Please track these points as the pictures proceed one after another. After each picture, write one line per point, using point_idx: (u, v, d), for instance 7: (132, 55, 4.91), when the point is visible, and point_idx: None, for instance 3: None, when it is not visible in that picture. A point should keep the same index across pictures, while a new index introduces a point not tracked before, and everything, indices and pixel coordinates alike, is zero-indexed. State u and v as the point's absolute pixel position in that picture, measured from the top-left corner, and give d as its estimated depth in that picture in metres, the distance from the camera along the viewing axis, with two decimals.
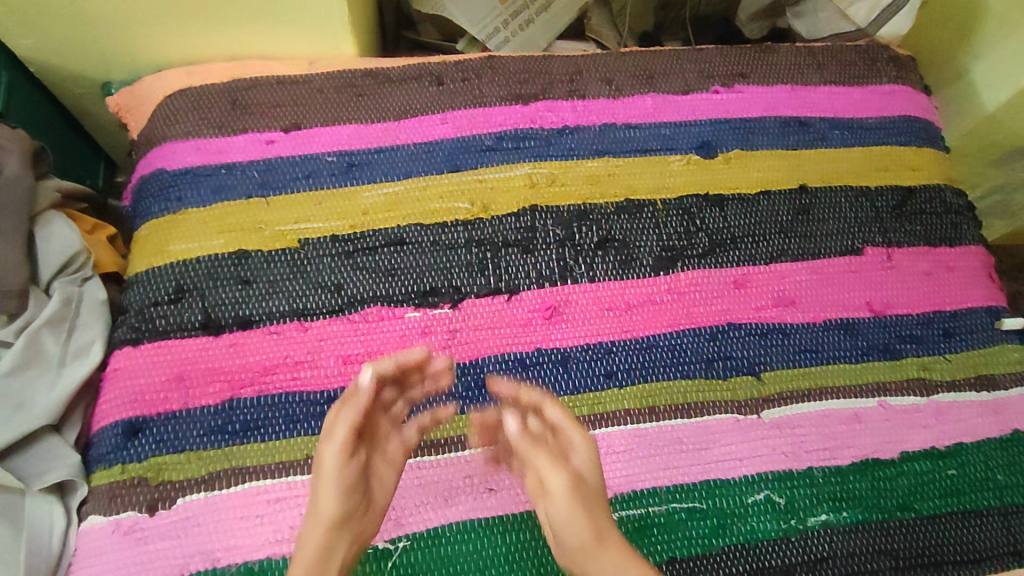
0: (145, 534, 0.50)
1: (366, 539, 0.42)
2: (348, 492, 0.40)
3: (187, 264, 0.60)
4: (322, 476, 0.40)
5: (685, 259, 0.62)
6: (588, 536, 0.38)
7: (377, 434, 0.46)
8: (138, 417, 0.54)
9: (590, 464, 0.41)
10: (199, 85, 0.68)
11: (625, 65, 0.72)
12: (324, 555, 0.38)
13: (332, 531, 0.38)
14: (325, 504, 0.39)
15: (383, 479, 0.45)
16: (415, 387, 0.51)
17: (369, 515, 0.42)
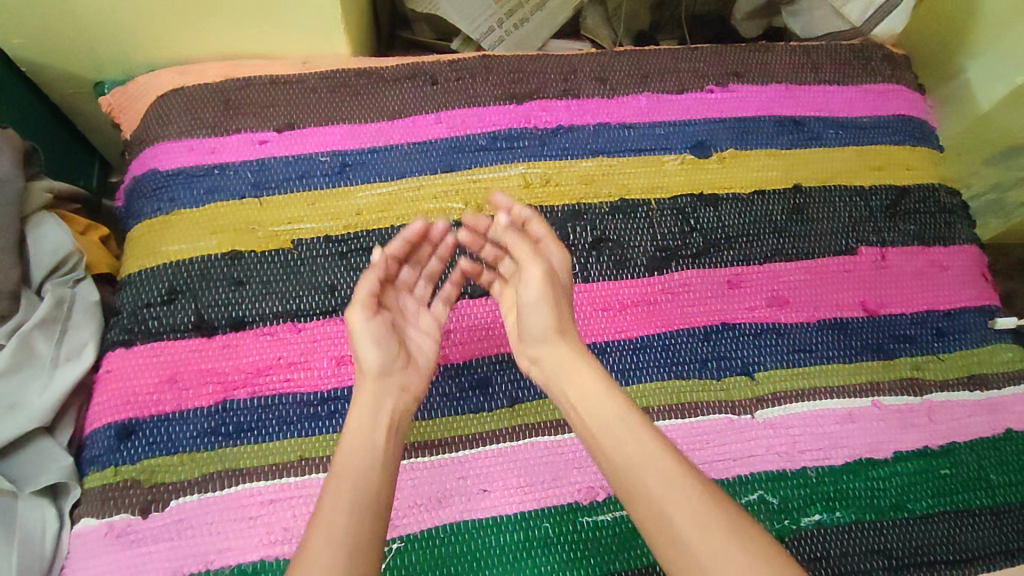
0: (138, 537, 0.50)
1: (417, 391, 0.51)
2: (382, 344, 0.50)
3: (180, 265, 0.59)
4: (357, 335, 0.50)
5: (679, 259, 0.62)
6: (546, 322, 0.51)
7: (403, 309, 0.55)
8: (131, 419, 0.53)
9: (563, 264, 0.54)
10: (193, 85, 0.68)
11: (619, 64, 0.72)
12: (377, 395, 0.48)
13: (377, 377, 0.49)
14: (367, 358, 0.49)
15: (420, 341, 0.54)
16: (430, 263, 0.58)
17: (413, 367, 0.52)
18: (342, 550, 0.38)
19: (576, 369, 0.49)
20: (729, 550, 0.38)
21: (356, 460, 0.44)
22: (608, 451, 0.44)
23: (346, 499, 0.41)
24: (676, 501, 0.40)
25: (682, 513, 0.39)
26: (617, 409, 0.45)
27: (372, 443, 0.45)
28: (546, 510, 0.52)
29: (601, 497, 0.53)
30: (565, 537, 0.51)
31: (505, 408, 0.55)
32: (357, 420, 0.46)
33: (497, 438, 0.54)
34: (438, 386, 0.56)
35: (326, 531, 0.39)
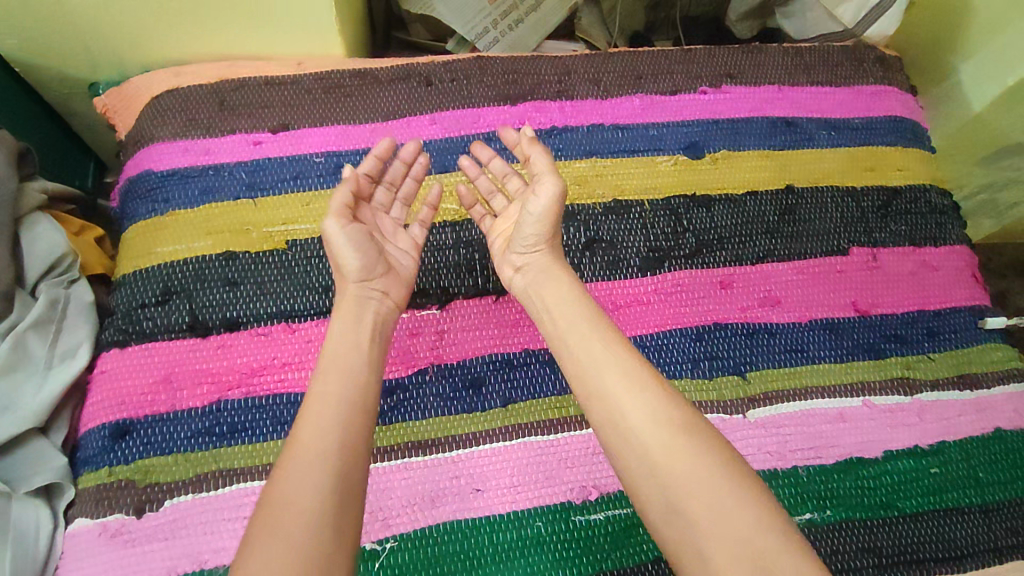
0: (131, 537, 0.50)
1: (397, 299, 0.54)
2: (360, 249, 0.52)
3: (175, 266, 0.60)
4: (336, 242, 0.51)
5: (672, 260, 0.63)
6: (538, 235, 0.54)
7: (381, 226, 0.57)
8: (126, 419, 0.54)
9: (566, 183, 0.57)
10: (187, 85, 0.68)
11: (613, 65, 0.72)
12: (359, 301, 0.51)
13: (358, 282, 0.52)
14: (348, 263, 0.51)
15: (398, 257, 0.56)
16: (405, 185, 0.60)
17: (394, 276, 0.54)
18: (331, 436, 0.41)
19: (554, 276, 0.53)
20: (686, 446, 0.41)
21: (342, 360, 0.46)
22: (578, 353, 0.47)
23: (332, 393, 0.44)
24: (640, 402, 0.43)
25: (645, 413, 0.43)
26: (588, 317, 0.49)
27: (355, 344, 0.48)
28: (539, 509, 0.52)
29: (593, 497, 0.53)
30: (557, 536, 0.51)
31: (499, 408, 0.55)
32: (339, 324, 0.49)
33: (490, 438, 0.54)
34: (432, 386, 0.56)
35: (314, 420, 0.42)
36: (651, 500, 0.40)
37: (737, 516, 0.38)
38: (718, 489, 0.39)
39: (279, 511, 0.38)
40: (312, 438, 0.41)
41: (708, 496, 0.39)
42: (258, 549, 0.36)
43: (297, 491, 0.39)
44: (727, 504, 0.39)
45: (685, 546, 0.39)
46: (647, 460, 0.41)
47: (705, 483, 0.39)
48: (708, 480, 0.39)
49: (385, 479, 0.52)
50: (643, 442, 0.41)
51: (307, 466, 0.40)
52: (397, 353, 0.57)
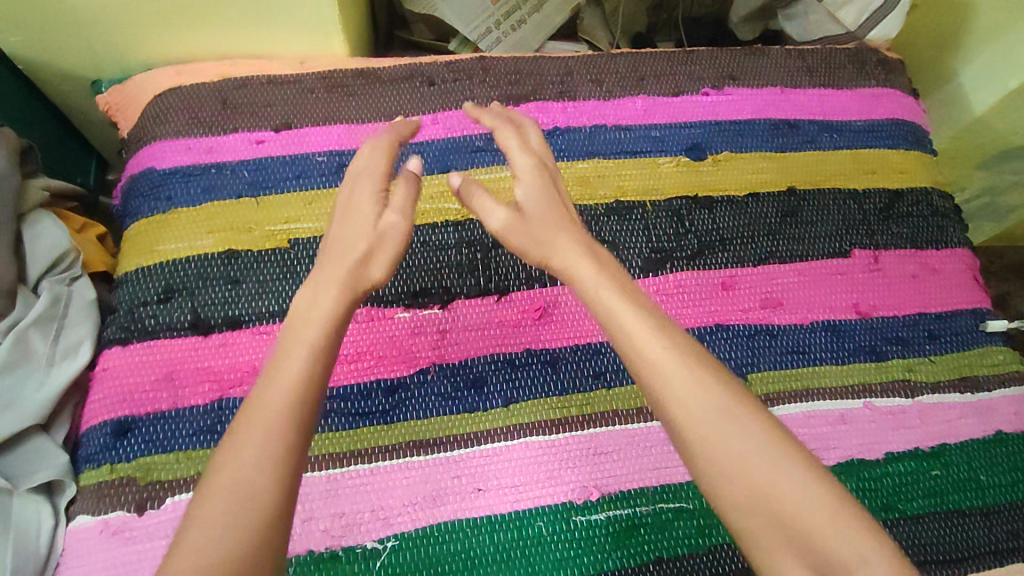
0: (133, 534, 0.50)
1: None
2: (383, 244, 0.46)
3: (177, 264, 0.60)
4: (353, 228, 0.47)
5: (674, 261, 0.63)
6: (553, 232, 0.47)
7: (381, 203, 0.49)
8: (127, 417, 0.54)
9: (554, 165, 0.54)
10: (190, 84, 0.68)
11: (615, 66, 0.73)
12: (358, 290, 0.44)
13: None
14: None
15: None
16: None
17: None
18: (279, 413, 0.35)
19: (561, 234, 0.45)
20: (743, 422, 0.35)
21: (304, 329, 0.40)
22: (615, 315, 0.40)
23: (290, 363, 0.38)
24: (691, 374, 0.37)
25: (701, 388, 0.36)
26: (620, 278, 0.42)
27: (316, 305, 0.41)
28: (540, 509, 0.52)
29: (595, 497, 0.53)
30: (558, 536, 0.51)
31: (500, 408, 0.55)
32: (307, 294, 0.42)
33: (492, 437, 0.54)
34: (434, 385, 0.56)
35: (266, 392, 0.36)
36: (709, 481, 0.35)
37: (788, 498, 0.33)
38: (782, 471, 0.34)
39: (217, 491, 0.33)
40: (263, 414, 0.35)
41: (769, 479, 0.34)
42: (190, 531, 0.32)
43: (237, 471, 0.33)
44: (789, 486, 0.33)
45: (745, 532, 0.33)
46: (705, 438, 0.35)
47: (764, 464, 0.34)
48: (771, 462, 0.34)
49: (387, 478, 0.52)
50: (698, 418, 0.35)
51: (251, 446, 0.34)
52: (399, 353, 0.57)
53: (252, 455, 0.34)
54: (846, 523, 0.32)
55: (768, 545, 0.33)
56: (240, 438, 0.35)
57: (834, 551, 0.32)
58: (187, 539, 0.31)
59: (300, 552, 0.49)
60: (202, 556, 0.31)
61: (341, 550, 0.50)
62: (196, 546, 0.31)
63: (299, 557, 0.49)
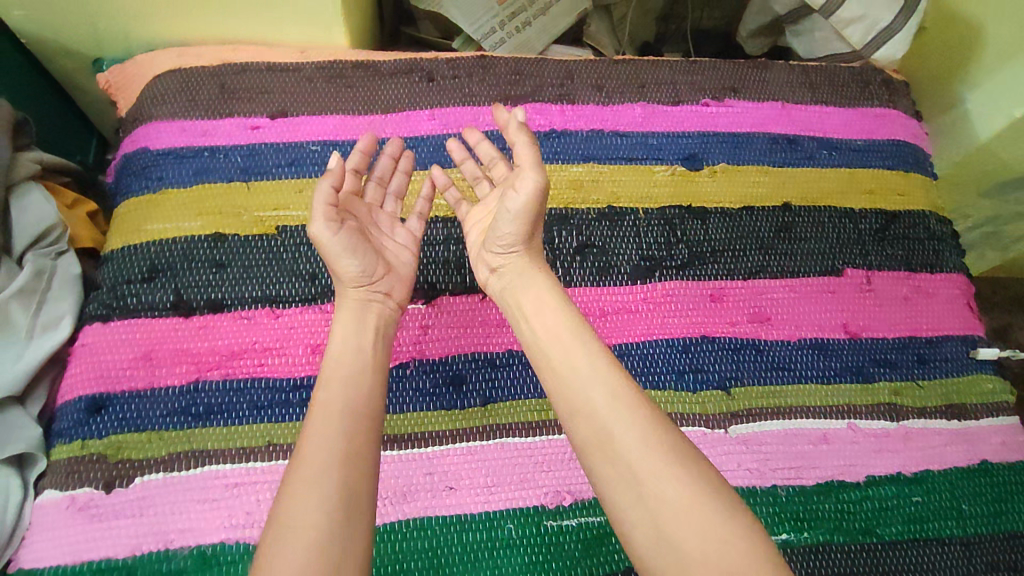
0: (99, 511, 0.49)
1: (399, 300, 0.55)
2: (359, 254, 0.52)
3: (164, 244, 0.59)
4: (333, 252, 0.52)
5: (663, 270, 0.63)
6: (523, 232, 0.53)
7: (378, 222, 0.58)
8: (102, 393, 0.53)
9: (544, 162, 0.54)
10: (190, 67, 0.69)
11: (616, 72, 0.74)
12: (361, 304, 0.52)
13: (359, 287, 0.53)
14: (345, 269, 0.52)
15: (398, 254, 0.57)
16: (395, 180, 0.62)
17: (395, 276, 0.55)
18: (336, 447, 0.43)
19: (532, 279, 0.54)
20: (657, 452, 0.42)
21: (348, 373, 0.47)
22: (558, 362, 0.48)
23: (332, 406, 0.45)
24: (621, 416, 0.44)
25: (627, 429, 0.43)
26: (567, 323, 0.50)
27: (358, 351, 0.49)
28: (511, 512, 0.51)
29: (567, 502, 0.52)
30: (527, 540, 0.50)
31: (478, 407, 0.55)
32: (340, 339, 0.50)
33: (468, 436, 0.53)
34: (412, 380, 0.55)
35: (318, 425, 0.44)
36: (626, 509, 0.41)
37: (711, 538, 0.38)
38: (687, 494, 0.40)
39: (290, 518, 0.39)
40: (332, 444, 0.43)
41: (676, 503, 0.40)
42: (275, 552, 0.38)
43: (308, 494, 0.40)
44: (714, 529, 0.39)
45: (650, 554, 0.39)
46: (627, 473, 0.42)
47: (670, 489, 0.40)
48: (679, 486, 0.40)
49: None
50: (623, 453, 0.42)
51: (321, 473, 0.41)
52: None
53: (323, 481, 0.41)
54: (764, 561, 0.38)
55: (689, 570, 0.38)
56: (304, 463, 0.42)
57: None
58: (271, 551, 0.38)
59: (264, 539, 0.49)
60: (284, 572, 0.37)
61: None
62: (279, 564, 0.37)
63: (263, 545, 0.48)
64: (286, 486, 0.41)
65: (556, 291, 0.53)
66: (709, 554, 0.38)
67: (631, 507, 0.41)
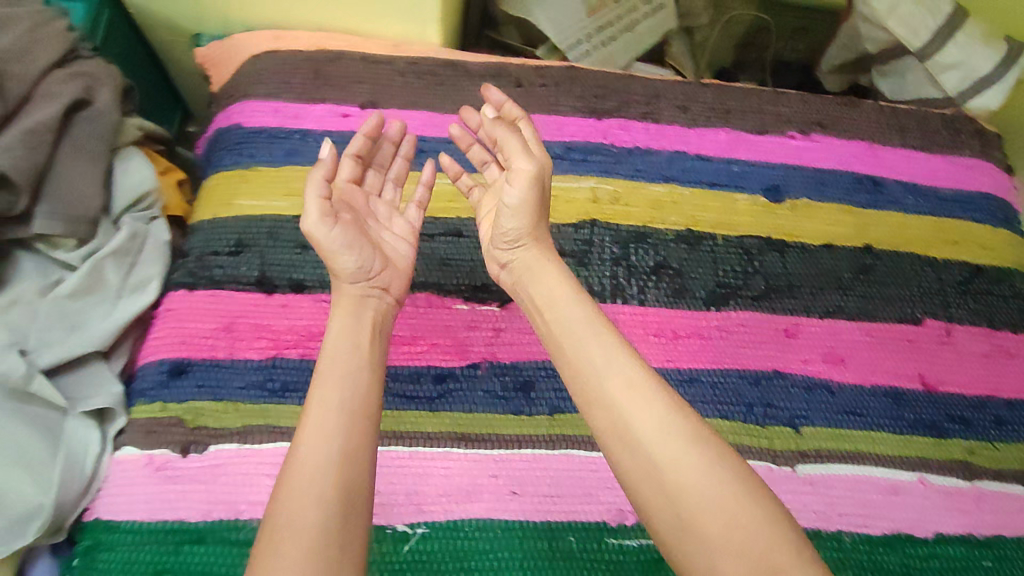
0: (175, 473, 0.50)
1: (397, 295, 0.53)
2: (355, 250, 0.51)
3: (253, 220, 0.61)
4: (328, 245, 0.50)
5: (738, 298, 0.63)
6: (524, 224, 0.53)
7: (376, 212, 0.57)
8: (184, 358, 0.54)
9: (539, 149, 0.55)
10: (287, 50, 0.71)
11: (702, 95, 0.73)
12: (358, 300, 0.50)
13: (356, 283, 0.51)
14: (343, 265, 0.51)
15: (397, 246, 0.56)
16: (396, 165, 0.60)
17: (393, 270, 0.54)
18: (338, 441, 0.42)
19: (543, 271, 0.52)
20: (677, 447, 0.41)
21: (345, 362, 0.46)
22: (576, 359, 0.47)
23: (328, 399, 0.44)
24: (640, 405, 0.43)
25: (649, 420, 0.42)
26: (583, 317, 0.48)
27: (355, 347, 0.47)
28: (573, 524, 0.51)
29: (629, 522, 0.52)
30: (587, 555, 0.50)
31: (546, 416, 0.55)
32: (340, 325, 0.48)
33: (534, 443, 0.54)
34: (482, 381, 0.56)
35: (317, 417, 0.43)
36: (652, 507, 0.40)
37: (740, 532, 0.37)
38: (712, 489, 0.39)
39: (290, 512, 0.38)
40: (332, 438, 0.42)
41: (702, 496, 0.39)
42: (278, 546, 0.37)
43: (310, 492, 0.39)
44: (740, 526, 0.38)
45: (678, 547, 0.39)
46: (650, 471, 0.41)
47: (692, 483, 0.39)
48: (705, 478, 0.39)
49: (425, 465, 0.52)
50: (645, 447, 0.41)
51: (324, 470, 0.40)
52: (452, 343, 0.57)
53: (323, 478, 0.40)
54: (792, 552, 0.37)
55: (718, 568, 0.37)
56: (306, 459, 0.41)
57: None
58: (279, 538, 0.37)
59: None
60: (294, 561, 0.36)
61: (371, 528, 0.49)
62: (283, 555, 0.36)
63: None
64: (286, 484, 0.40)
65: (568, 284, 0.51)
66: (737, 549, 0.37)
67: (656, 502, 0.40)
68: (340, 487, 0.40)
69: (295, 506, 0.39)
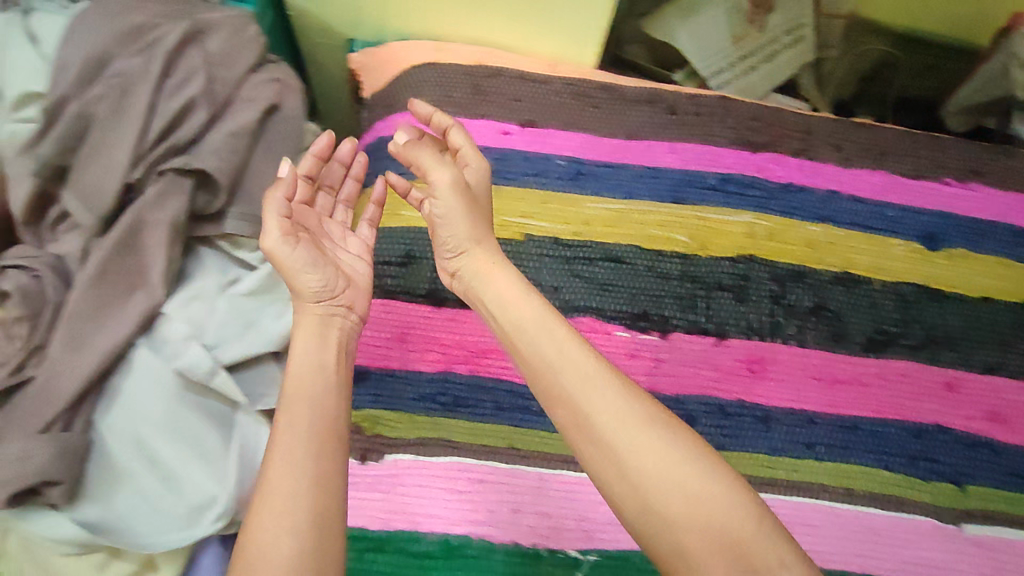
0: (354, 480, 0.52)
1: (361, 312, 0.53)
2: (320, 268, 0.50)
3: (422, 232, 0.62)
4: (291, 264, 0.50)
5: (897, 346, 0.62)
6: (462, 231, 0.52)
7: (329, 232, 0.56)
8: (362, 365, 0.56)
9: (474, 158, 0.53)
10: (447, 63, 0.71)
11: (855, 135, 0.73)
12: (324, 319, 0.50)
13: (318, 300, 0.50)
14: (304, 283, 0.50)
15: (354, 264, 0.55)
16: (345, 186, 0.61)
17: (357, 287, 0.54)
18: (307, 467, 0.42)
19: (492, 275, 0.51)
20: (636, 433, 0.41)
21: (307, 385, 0.46)
22: (533, 361, 0.46)
23: (291, 430, 0.43)
24: (597, 397, 0.43)
25: (606, 409, 0.42)
26: (540, 315, 0.48)
27: (320, 369, 0.47)
28: None
29: None
30: None
31: None
32: (306, 350, 0.48)
33: None
34: None
35: (284, 450, 0.42)
36: (623, 500, 0.40)
37: (704, 506, 0.38)
38: (669, 467, 0.39)
39: (265, 537, 0.39)
40: (303, 456, 0.42)
41: (664, 478, 0.39)
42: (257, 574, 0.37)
43: (286, 524, 0.39)
44: (699, 501, 0.38)
45: (646, 529, 0.39)
46: (614, 462, 0.40)
47: (650, 463, 0.40)
48: (667, 463, 0.39)
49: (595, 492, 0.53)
50: (606, 435, 0.41)
51: (296, 497, 0.41)
52: None
53: (295, 505, 0.40)
54: (755, 526, 0.37)
55: (684, 546, 0.37)
56: (277, 478, 0.41)
57: (749, 547, 0.37)
58: (257, 554, 0.38)
59: (506, 541, 0.50)
60: None
61: (545, 550, 0.50)
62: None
63: (505, 545, 0.50)
64: (257, 511, 0.40)
65: (523, 286, 0.49)
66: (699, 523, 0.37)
67: (620, 487, 0.40)
68: (310, 511, 0.40)
69: (267, 534, 0.39)
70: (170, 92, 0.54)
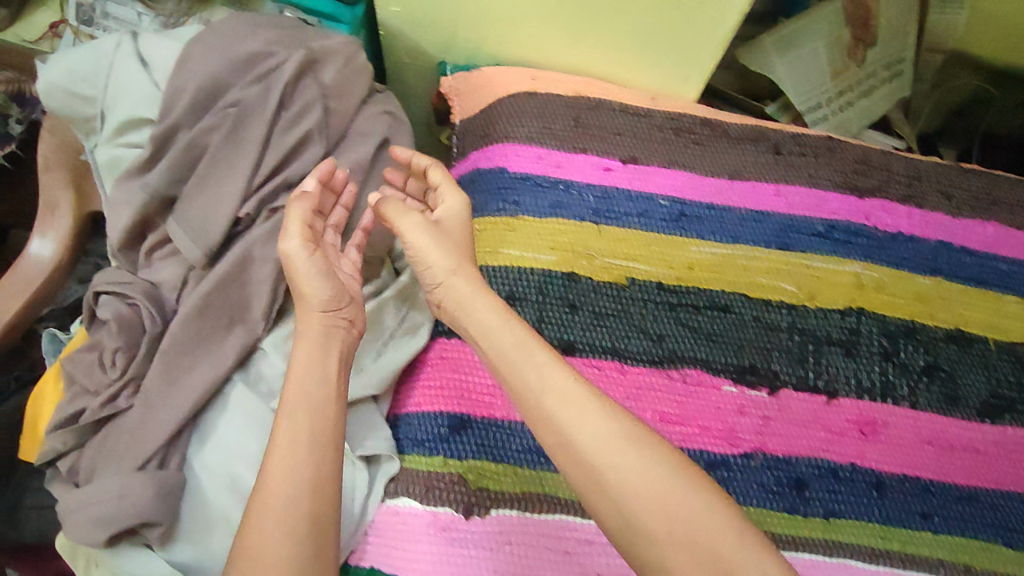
0: (459, 535, 0.49)
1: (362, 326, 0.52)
2: (329, 278, 0.50)
3: (523, 272, 0.59)
4: (301, 273, 0.49)
5: (1013, 414, 0.60)
6: (442, 259, 0.49)
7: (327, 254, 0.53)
8: (465, 414, 0.54)
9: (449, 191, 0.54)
10: (546, 93, 0.68)
11: (965, 182, 0.70)
12: (327, 330, 0.48)
13: (324, 310, 0.49)
14: (308, 293, 0.49)
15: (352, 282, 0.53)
16: (334, 214, 0.55)
17: (358, 303, 0.52)
18: (302, 472, 0.41)
19: (477, 299, 0.47)
20: (624, 454, 0.38)
21: (303, 389, 0.45)
22: (516, 381, 0.43)
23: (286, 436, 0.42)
24: (583, 418, 0.40)
25: (591, 430, 0.39)
26: (525, 340, 0.45)
27: (322, 381, 0.46)
28: None
29: None
30: None
31: (821, 518, 0.54)
32: (304, 356, 0.47)
33: (812, 546, 0.52)
34: (755, 474, 0.54)
35: (279, 455, 0.42)
36: (607, 519, 0.38)
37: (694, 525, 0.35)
38: (656, 484, 0.37)
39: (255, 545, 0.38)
40: (296, 467, 0.41)
41: (650, 498, 0.36)
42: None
43: (284, 528, 0.39)
44: (688, 521, 0.36)
45: (638, 551, 0.36)
46: (597, 483, 0.38)
47: (634, 482, 0.37)
48: (654, 480, 0.37)
49: None
50: (591, 459, 0.38)
51: (288, 502, 0.40)
52: (722, 429, 0.55)
53: (290, 511, 0.39)
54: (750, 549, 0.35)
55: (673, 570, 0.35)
56: (271, 486, 0.40)
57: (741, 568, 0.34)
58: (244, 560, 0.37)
59: None
60: None
61: None
62: None
63: None
64: (251, 516, 0.39)
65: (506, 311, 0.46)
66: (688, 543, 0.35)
67: (604, 507, 0.38)
68: (306, 514, 0.40)
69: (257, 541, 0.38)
70: (285, 126, 0.53)
